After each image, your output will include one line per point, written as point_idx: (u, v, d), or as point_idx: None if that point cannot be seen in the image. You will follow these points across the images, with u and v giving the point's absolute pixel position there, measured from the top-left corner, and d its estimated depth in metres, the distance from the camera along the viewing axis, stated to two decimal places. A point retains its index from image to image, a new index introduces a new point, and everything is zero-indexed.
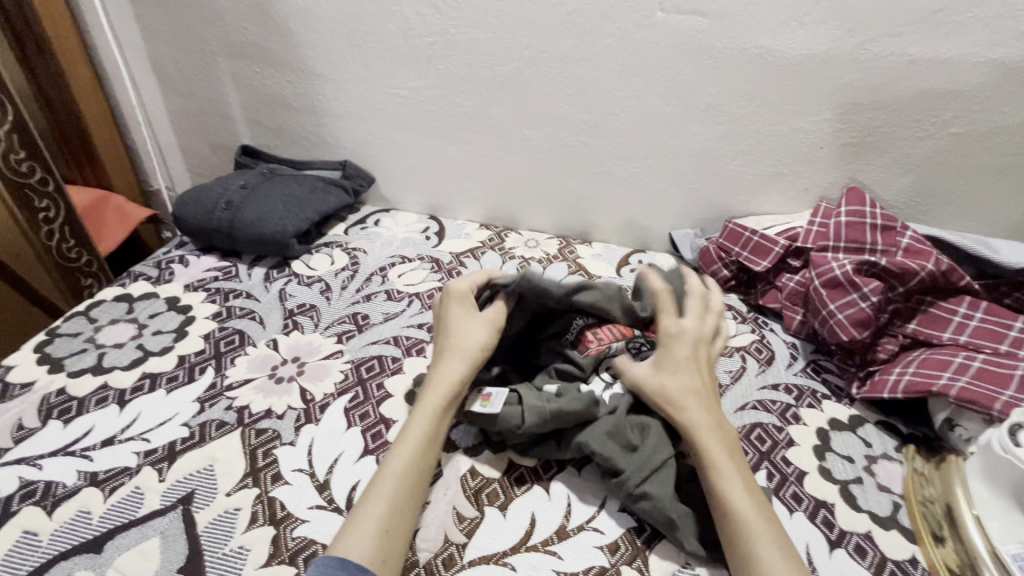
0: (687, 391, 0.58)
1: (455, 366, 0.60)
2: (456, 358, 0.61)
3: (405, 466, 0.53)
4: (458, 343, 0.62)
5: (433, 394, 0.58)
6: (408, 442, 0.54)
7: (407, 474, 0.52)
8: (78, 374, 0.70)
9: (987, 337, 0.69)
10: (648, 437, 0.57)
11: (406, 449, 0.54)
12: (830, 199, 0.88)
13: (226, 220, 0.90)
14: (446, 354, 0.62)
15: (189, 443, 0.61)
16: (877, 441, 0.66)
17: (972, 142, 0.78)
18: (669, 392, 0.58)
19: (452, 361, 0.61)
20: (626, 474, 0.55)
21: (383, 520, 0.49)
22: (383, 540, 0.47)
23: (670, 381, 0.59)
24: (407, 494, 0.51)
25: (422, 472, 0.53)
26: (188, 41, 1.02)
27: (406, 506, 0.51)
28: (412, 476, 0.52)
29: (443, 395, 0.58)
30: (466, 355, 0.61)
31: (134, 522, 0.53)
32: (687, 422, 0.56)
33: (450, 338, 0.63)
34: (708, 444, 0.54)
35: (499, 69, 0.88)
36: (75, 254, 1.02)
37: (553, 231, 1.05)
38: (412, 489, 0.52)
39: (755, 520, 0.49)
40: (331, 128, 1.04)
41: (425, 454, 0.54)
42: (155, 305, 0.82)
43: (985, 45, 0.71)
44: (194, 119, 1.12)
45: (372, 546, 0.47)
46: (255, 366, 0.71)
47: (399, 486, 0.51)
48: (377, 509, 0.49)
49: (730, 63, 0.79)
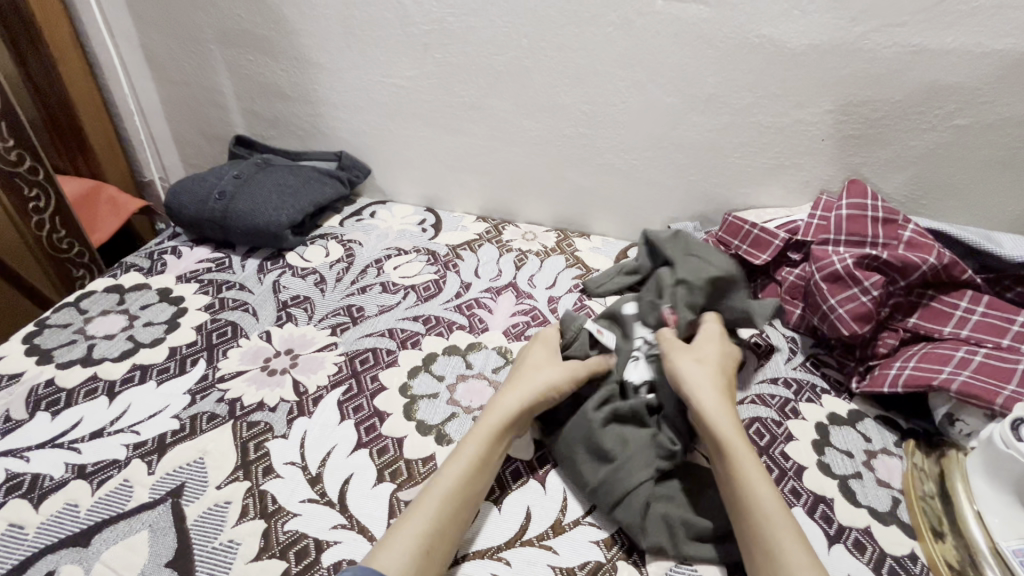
0: (698, 377, 0.57)
1: (513, 396, 0.59)
2: (518, 391, 0.59)
3: (451, 487, 0.51)
4: (526, 378, 0.61)
5: (484, 421, 0.57)
6: (456, 463, 0.53)
7: (451, 495, 0.51)
8: (68, 366, 0.69)
9: (989, 331, 0.68)
10: (629, 451, 0.56)
11: (453, 470, 0.52)
12: (831, 192, 0.87)
13: (220, 211, 0.89)
14: (510, 386, 0.61)
15: (179, 435, 0.60)
16: (876, 436, 0.65)
17: (976, 134, 0.77)
18: (690, 381, 0.57)
19: (510, 391, 0.60)
20: (597, 489, 0.54)
21: (422, 536, 0.47)
22: (422, 553, 0.47)
23: (687, 372, 0.58)
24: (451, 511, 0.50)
25: (467, 496, 0.51)
26: (182, 29, 1.00)
27: (452, 524, 0.49)
28: (457, 497, 0.51)
29: (494, 425, 0.56)
30: (530, 389, 0.60)
31: (122, 515, 0.53)
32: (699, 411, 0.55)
33: (520, 374, 0.63)
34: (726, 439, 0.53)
35: (498, 58, 0.87)
36: (66, 245, 1.01)
37: (551, 223, 1.04)
38: (456, 507, 0.50)
39: (771, 513, 0.47)
40: (326, 118, 1.02)
41: (473, 478, 0.53)
42: (147, 296, 0.81)
43: (990, 35, 0.70)
44: (188, 109, 1.11)
45: (411, 559, 0.46)
46: (248, 358, 0.70)
47: (445, 500, 0.50)
48: (415, 526, 0.48)
49: (731, 52, 0.78)
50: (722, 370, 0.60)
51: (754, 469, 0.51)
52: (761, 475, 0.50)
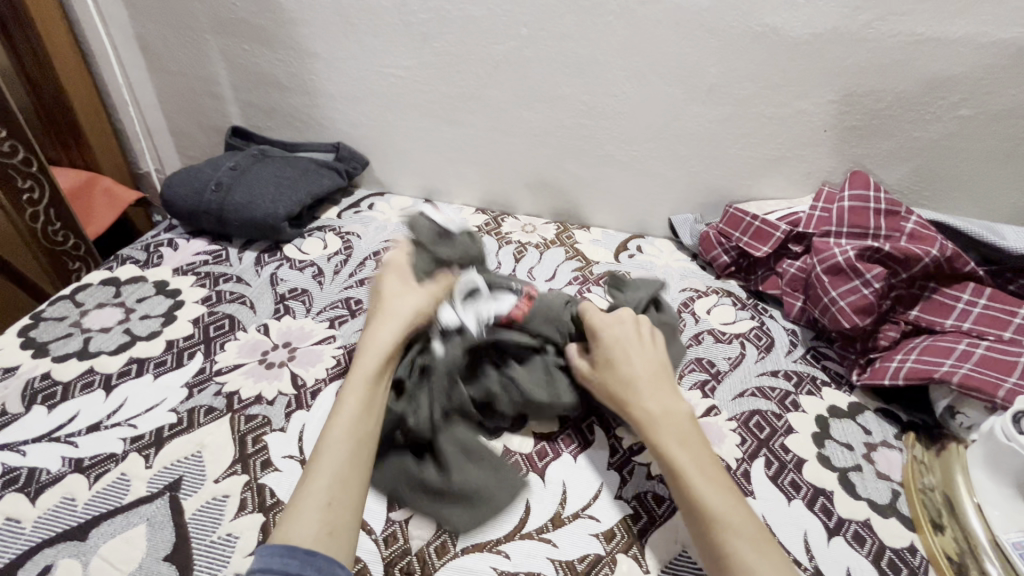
0: (634, 383, 0.56)
1: (388, 331, 0.58)
2: (393, 326, 0.59)
3: (342, 437, 0.50)
4: (386, 308, 0.61)
5: (360, 369, 0.55)
6: (343, 412, 0.51)
7: (343, 444, 0.49)
8: (63, 359, 0.68)
9: (990, 324, 0.68)
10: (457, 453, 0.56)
11: (344, 419, 0.51)
12: (833, 183, 0.86)
13: (217, 202, 0.88)
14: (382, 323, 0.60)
15: (177, 429, 0.60)
16: (876, 428, 0.65)
17: (980, 126, 0.76)
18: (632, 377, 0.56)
19: (381, 329, 0.59)
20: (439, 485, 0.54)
21: (327, 495, 0.46)
22: (329, 514, 0.45)
23: (620, 377, 0.57)
24: (347, 464, 0.48)
25: (360, 437, 0.50)
26: (176, 17, 0.98)
27: (354, 474, 0.48)
28: (353, 442, 0.50)
29: (375, 360, 0.56)
30: (399, 319, 0.60)
31: (120, 509, 0.52)
32: (642, 415, 0.54)
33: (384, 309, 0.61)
34: (665, 438, 0.52)
35: (497, 47, 0.85)
36: (62, 238, 1.00)
37: (550, 215, 1.03)
38: (351, 456, 0.49)
39: (722, 516, 0.46)
40: (324, 109, 1.01)
41: (361, 422, 0.51)
42: (143, 289, 0.80)
43: (996, 24, 0.69)
44: (183, 99, 1.10)
45: (319, 524, 0.44)
46: (245, 351, 0.70)
47: (339, 456, 0.48)
48: (319, 492, 0.46)
49: (734, 42, 0.76)
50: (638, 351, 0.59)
51: (698, 475, 0.49)
52: (706, 478, 0.49)
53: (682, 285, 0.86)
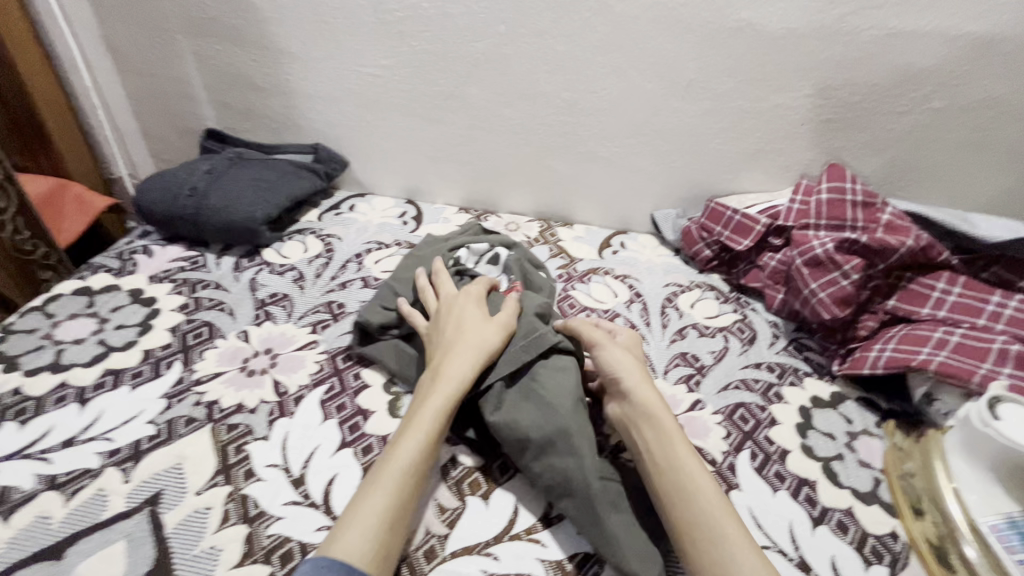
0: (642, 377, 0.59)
1: (463, 363, 0.57)
2: (469, 357, 0.57)
3: (410, 463, 0.49)
4: (473, 337, 0.60)
5: (436, 393, 0.55)
6: (412, 438, 0.51)
7: (408, 472, 0.49)
8: (35, 372, 0.66)
9: (965, 312, 0.69)
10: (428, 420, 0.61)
11: (411, 445, 0.51)
12: (810, 176, 0.87)
13: (192, 207, 0.86)
14: (455, 350, 0.58)
15: (155, 441, 0.58)
16: (858, 417, 0.66)
17: (952, 117, 0.78)
18: (632, 381, 0.58)
19: (453, 353, 0.58)
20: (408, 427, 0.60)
21: (387, 516, 0.46)
22: (386, 537, 0.45)
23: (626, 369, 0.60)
24: (410, 489, 0.48)
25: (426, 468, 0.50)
26: (145, 17, 0.96)
27: (411, 501, 0.48)
28: (414, 477, 0.49)
29: (449, 393, 0.55)
30: (478, 350, 0.58)
31: (98, 525, 0.51)
32: (649, 402, 0.57)
33: (466, 336, 0.60)
34: (668, 425, 0.55)
35: (475, 45, 0.85)
36: (31, 247, 0.96)
37: (533, 213, 1.03)
38: (415, 484, 0.49)
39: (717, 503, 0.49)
40: (301, 110, 0.99)
41: (428, 450, 0.51)
42: (118, 298, 0.78)
43: (964, 18, 0.70)
44: (155, 101, 1.07)
45: (374, 545, 0.44)
46: (225, 359, 0.69)
47: (403, 482, 0.48)
48: (378, 512, 0.46)
49: (712, 36, 0.77)
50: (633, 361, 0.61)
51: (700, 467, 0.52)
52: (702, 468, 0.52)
53: (665, 280, 0.87)
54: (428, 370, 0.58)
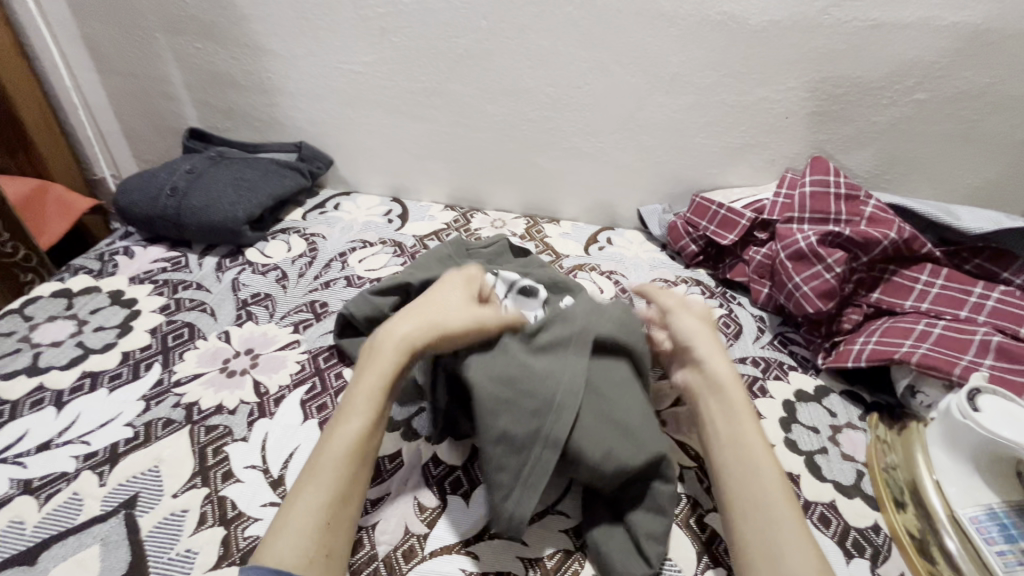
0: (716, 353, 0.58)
1: (405, 340, 0.53)
2: (414, 333, 0.53)
3: (345, 452, 0.48)
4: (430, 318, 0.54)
5: (374, 375, 0.51)
6: (350, 420, 0.49)
7: (346, 457, 0.47)
8: (12, 376, 0.65)
9: (948, 303, 0.69)
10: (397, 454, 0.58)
11: (346, 435, 0.48)
12: (795, 170, 0.87)
13: (173, 208, 0.85)
14: (400, 325, 0.54)
15: (133, 444, 0.58)
16: (841, 410, 0.66)
17: (935, 109, 0.77)
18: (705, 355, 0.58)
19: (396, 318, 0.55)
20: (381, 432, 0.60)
21: (321, 511, 0.44)
22: (321, 531, 0.44)
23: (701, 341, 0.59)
24: (347, 480, 0.47)
25: (365, 454, 0.49)
26: (124, 16, 0.95)
27: (347, 494, 0.47)
28: (352, 461, 0.47)
29: (385, 376, 0.51)
30: (426, 327, 0.54)
31: (72, 529, 0.50)
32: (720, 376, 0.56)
33: (423, 307, 0.56)
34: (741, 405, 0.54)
35: (457, 41, 0.84)
36: (11, 249, 0.95)
37: (520, 210, 1.02)
38: (351, 474, 0.47)
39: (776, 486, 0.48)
40: (284, 108, 0.99)
41: (364, 439, 0.49)
42: (97, 300, 0.77)
43: (946, 9, 0.70)
44: (136, 100, 1.06)
45: (305, 540, 0.43)
46: (205, 360, 0.68)
47: (337, 472, 0.47)
48: (313, 504, 0.44)
49: (695, 30, 0.76)
50: (705, 335, 0.59)
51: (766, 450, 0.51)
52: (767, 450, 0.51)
53: (651, 275, 0.86)
54: (369, 346, 0.55)
